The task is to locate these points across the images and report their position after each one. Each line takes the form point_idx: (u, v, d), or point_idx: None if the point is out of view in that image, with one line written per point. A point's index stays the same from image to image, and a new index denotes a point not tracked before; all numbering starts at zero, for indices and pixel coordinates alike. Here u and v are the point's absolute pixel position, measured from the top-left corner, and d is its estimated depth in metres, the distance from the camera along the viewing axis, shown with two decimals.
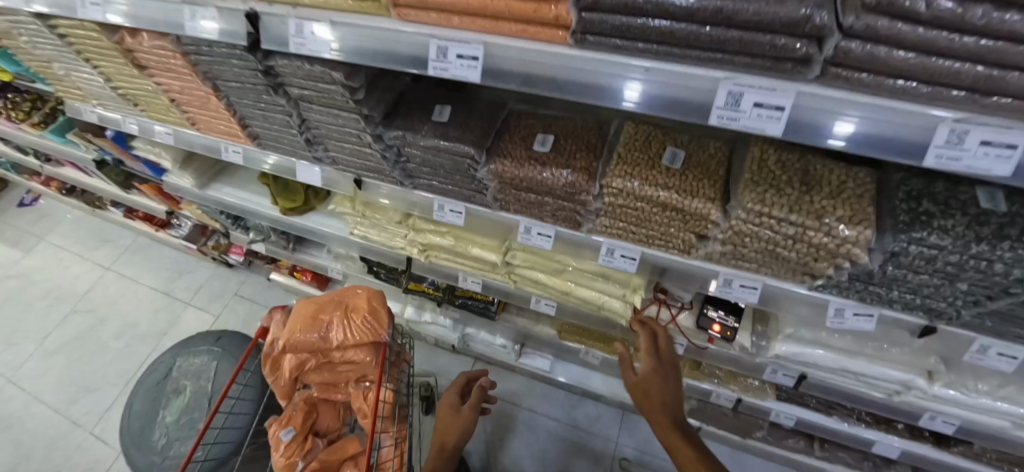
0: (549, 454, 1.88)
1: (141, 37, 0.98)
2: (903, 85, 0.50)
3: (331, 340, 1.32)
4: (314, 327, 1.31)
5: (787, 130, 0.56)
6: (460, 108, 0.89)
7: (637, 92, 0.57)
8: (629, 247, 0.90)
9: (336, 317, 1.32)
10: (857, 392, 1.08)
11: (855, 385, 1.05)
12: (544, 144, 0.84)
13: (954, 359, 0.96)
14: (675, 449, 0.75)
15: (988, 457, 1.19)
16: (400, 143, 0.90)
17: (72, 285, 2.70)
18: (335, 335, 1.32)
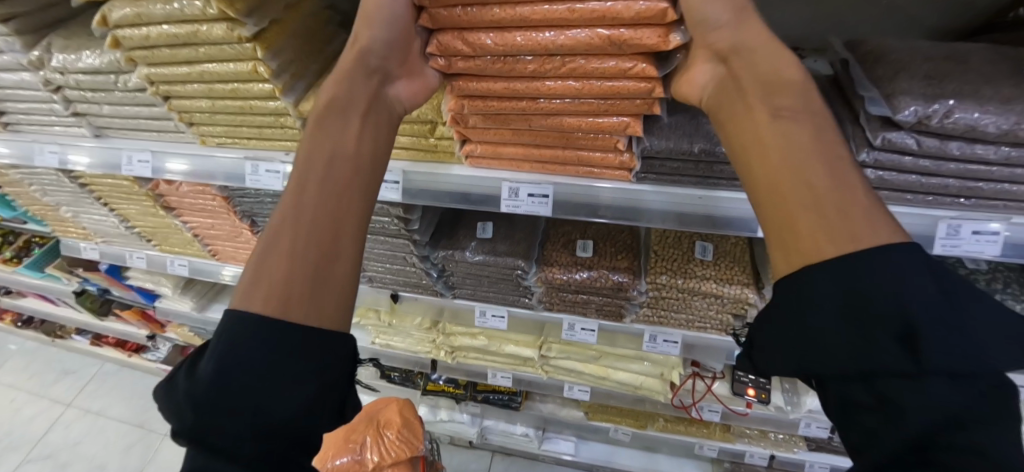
0: None
1: (179, 184, 1.02)
2: (907, 196, 0.62)
3: (363, 461, 1.30)
4: (345, 449, 1.31)
5: None
6: (501, 224, 0.98)
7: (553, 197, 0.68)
8: (670, 332, 0.98)
9: (366, 436, 1.33)
10: None
11: None
12: (585, 249, 0.93)
13: None
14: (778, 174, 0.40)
15: None
16: (446, 261, 0.96)
17: (23, 431, 2.40)
18: (367, 453, 1.31)
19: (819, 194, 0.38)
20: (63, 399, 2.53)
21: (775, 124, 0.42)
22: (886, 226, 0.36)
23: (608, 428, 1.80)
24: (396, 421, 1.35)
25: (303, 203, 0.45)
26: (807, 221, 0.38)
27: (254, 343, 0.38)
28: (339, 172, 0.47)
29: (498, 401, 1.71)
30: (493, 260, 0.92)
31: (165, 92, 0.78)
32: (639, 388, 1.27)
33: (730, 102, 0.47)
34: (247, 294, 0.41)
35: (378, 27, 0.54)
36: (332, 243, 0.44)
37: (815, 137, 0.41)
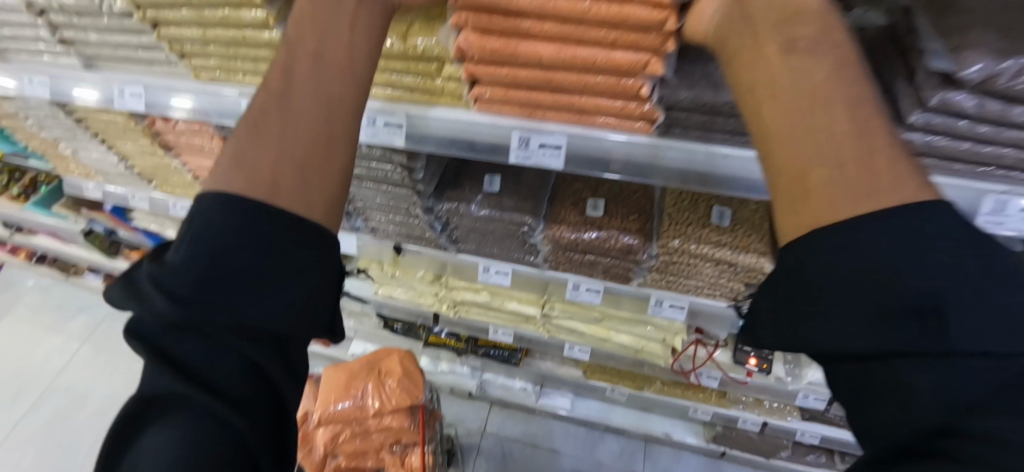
0: None
1: (176, 123, 0.98)
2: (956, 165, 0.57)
3: (364, 407, 1.36)
4: (346, 395, 1.37)
5: None
6: (509, 178, 0.93)
7: (565, 151, 0.65)
8: (677, 296, 0.99)
9: (367, 385, 1.37)
10: None
11: None
12: (596, 208, 0.89)
13: None
14: (794, 119, 0.36)
15: None
16: (450, 214, 0.93)
17: (44, 362, 2.49)
18: (367, 401, 1.36)
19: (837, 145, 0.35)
20: (79, 334, 2.60)
21: (790, 58, 0.38)
22: (913, 181, 0.33)
23: (606, 388, 1.84)
24: (394, 373, 1.37)
25: (288, 99, 0.43)
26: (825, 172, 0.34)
27: (236, 243, 0.36)
28: (331, 79, 0.45)
29: (498, 356, 1.75)
30: (499, 216, 0.89)
31: (154, 19, 0.72)
32: (641, 351, 1.26)
33: (739, 36, 0.42)
34: (221, 179, 0.39)
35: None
36: (322, 148, 0.42)
37: (838, 74, 0.37)
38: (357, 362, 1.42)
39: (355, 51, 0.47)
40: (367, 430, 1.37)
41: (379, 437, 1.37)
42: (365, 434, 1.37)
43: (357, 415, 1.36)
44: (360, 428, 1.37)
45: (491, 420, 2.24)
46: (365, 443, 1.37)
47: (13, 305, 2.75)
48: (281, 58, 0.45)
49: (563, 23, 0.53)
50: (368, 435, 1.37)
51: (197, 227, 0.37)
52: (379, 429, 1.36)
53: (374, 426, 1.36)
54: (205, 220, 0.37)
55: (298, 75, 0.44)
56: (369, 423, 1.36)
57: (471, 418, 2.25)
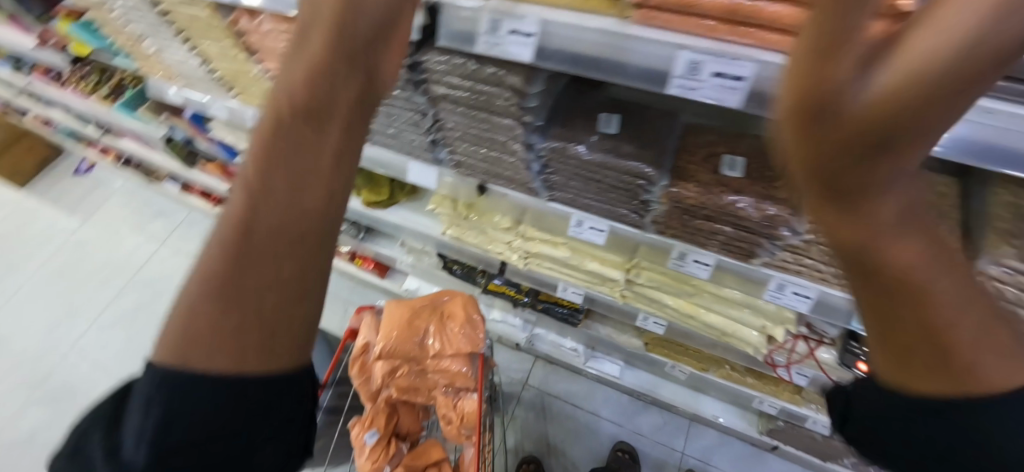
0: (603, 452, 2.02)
1: (262, 21, 0.89)
2: None
3: (425, 345, 1.34)
4: (408, 331, 1.33)
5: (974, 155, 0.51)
6: (631, 120, 0.79)
7: (747, 87, 0.50)
8: (805, 285, 0.83)
9: (430, 325, 1.34)
10: None
11: None
12: (733, 167, 0.74)
13: None
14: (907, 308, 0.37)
15: None
16: (554, 154, 0.80)
17: (127, 256, 2.67)
18: (429, 340, 1.34)
19: (878, 273, 0.36)
20: (157, 235, 2.75)
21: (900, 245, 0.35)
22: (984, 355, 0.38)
23: (666, 363, 1.73)
24: (459, 318, 1.33)
25: (256, 251, 0.38)
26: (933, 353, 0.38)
27: (179, 413, 0.36)
28: (302, 188, 0.40)
29: (559, 313, 1.66)
30: (614, 162, 0.75)
31: None
32: (729, 335, 1.13)
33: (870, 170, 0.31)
34: (164, 341, 0.37)
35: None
36: (295, 303, 0.40)
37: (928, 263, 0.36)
38: (423, 300, 1.38)
39: (336, 177, 0.42)
40: (426, 368, 1.35)
41: (436, 377, 1.35)
42: (423, 371, 1.35)
43: (417, 352, 1.34)
44: (419, 365, 1.35)
45: (534, 373, 2.21)
46: (422, 380, 1.36)
47: (102, 200, 2.93)
48: (246, 189, 0.39)
49: None
50: (425, 373, 1.35)
51: (153, 396, 0.36)
52: (438, 369, 1.33)
53: (433, 365, 1.33)
54: (156, 393, 0.36)
55: (258, 193, 0.39)
56: (428, 362, 1.34)
57: (514, 368, 2.23)
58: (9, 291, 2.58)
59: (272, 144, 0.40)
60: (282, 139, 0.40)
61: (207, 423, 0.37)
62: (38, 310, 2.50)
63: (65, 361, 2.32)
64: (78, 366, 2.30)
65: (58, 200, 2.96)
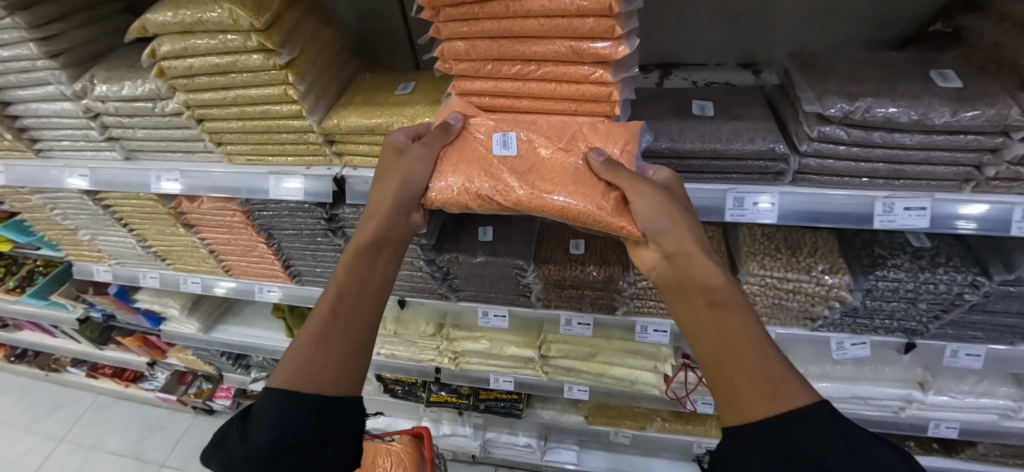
0: None
1: (199, 201, 1.10)
2: (864, 181, 0.74)
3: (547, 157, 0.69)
4: (562, 137, 0.69)
5: (714, 213, 0.77)
6: (500, 225, 1.09)
7: None
8: (660, 322, 1.10)
9: (574, 190, 0.66)
10: (873, 416, 1.39)
11: (868, 410, 1.36)
12: (578, 247, 1.05)
13: (937, 370, 1.29)
14: (724, 357, 0.53)
15: (992, 456, 1.46)
16: (450, 263, 1.05)
17: (15, 465, 2.38)
18: (545, 192, 0.66)
19: (708, 283, 0.57)
20: (57, 433, 2.51)
21: (718, 315, 0.55)
22: (796, 387, 0.49)
23: (609, 432, 1.82)
24: (625, 186, 0.64)
25: (366, 287, 0.66)
26: (749, 385, 0.50)
27: (271, 413, 0.56)
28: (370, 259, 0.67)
29: (500, 408, 1.76)
30: (494, 260, 1.02)
31: (200, 116, 0.88)
32: (635, 382, 1.35)
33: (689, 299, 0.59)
34: (294, 367, 0.59)
35: (421, 167, 0.68)
36: (366, 273, 0.66)
37: (742, 323, 0.54)
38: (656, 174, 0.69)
39: (402, 192, 0.68)
40: (496, 158, 0.69)
41: (485, 164, 0.69)
42: (486, 153, 0.69)
43: (524, 130, 0.70)
44: (501, 142, 0.70)
45: None
46: (447, 163, 0.70)
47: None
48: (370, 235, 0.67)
49: (534, 99, 0.70)
50: (454, 194, 0.68)
51: (265, 411, 0.57)
52: (489, 184, 0.68)
53: (631, 176, 0.64)
54: (269, 410, 0.56)
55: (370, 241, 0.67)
56: (515, 170, 0.68)
57: None
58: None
59: (355, 243, 0.67)
60: (374, 243, 0.67)
61: (296, 430, 0.56)
62: None
63: None
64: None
65: None
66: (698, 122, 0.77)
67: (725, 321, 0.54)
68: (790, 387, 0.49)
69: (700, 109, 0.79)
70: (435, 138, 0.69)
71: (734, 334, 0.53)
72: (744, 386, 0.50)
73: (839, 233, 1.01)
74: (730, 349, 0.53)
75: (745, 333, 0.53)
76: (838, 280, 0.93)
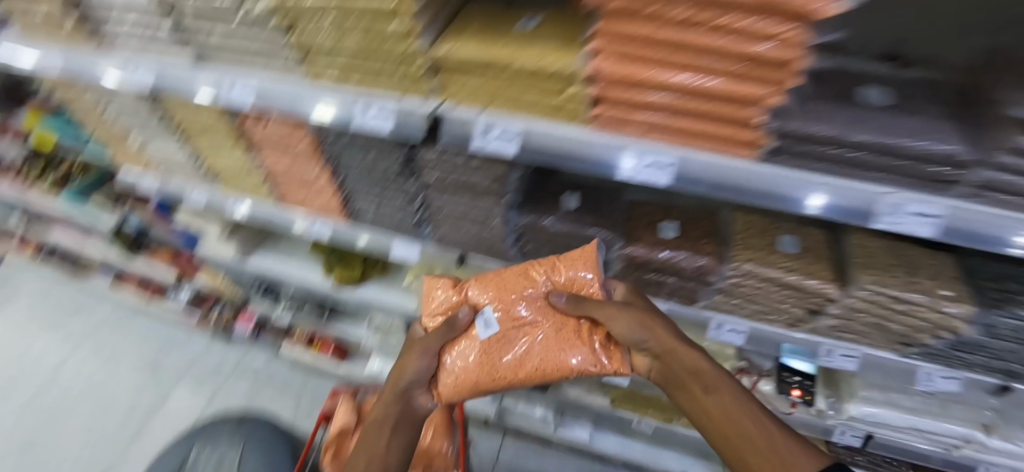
0: None
1: (267, 122, 1.02)
2: None
3: (519, 316, 0.91)
4: (519, 299, 0.92)
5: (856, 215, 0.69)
6: (591, 194, 1.01)
7: (670, 169, 0.71)
8: (737, 322, 1.05)
9: (567, 347, 0.88)
10: (923, 450, 1.32)
11: (922, 444, 1.29)
12: (671, 230, 0.96)
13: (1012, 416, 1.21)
14: (725, 439, 0.73)
15: None
16: (528, 227, 0.97)
17: (36, 361, 2.56)
18: (529, 357, 0.88)
19: (696, 371, 0.81)
20: (71, 340, 2.65)
21: (713, 398, 0.77)
22: (797, 452, 0.68)
23: (630, 418, 1.79)
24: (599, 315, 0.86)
25: (392, 436, 0.86)
26: (757, 457, 0.68)
27: None
28: (395, 409, 0.88)
29: None
30: (579, 232, 0.95)
31: (291, 22, 0.78)
32: None
33: (687, 394, 0.81)
34: None
35: (417, 365, 0.91)
36: (388, 432, 0.86)
37: (734, 401, 0.75)
38: (618, 292, 0.92)
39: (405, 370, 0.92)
40: (484, 336, 0.90)
41: (479, 345, 0.90)
42: (475, 338, 0.90)
43: (500, 310, 0.91)
44: (484, 322, 0.91)
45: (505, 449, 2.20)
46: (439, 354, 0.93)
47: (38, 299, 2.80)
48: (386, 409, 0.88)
49: (694, 53, 0.59)
50: (466, 367, 0.89)
51: None
52: (492, 351, 0.89)
53: (594, 306, 0.86)
54: None
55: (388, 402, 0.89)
56: (510, 336, 0.90)
57: (485, 446, 2.20)
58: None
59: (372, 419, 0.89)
60: (382, 420, 0.88)
61: None
62: None
63: None
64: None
65: None
66: (867, 110, 0.64)
67: (728, 404, 0.75)
68: (798, 457, 0.67)
69: (868, 96, 0.67)
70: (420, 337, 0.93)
71: (736, 410, 0.74)
72: (757, 460, 0.68)
73: (964, 260, 0.91)
74: (735, 434, 0.72)
75: (737, 414, 0.74)
76: (962, 311, 0.82)
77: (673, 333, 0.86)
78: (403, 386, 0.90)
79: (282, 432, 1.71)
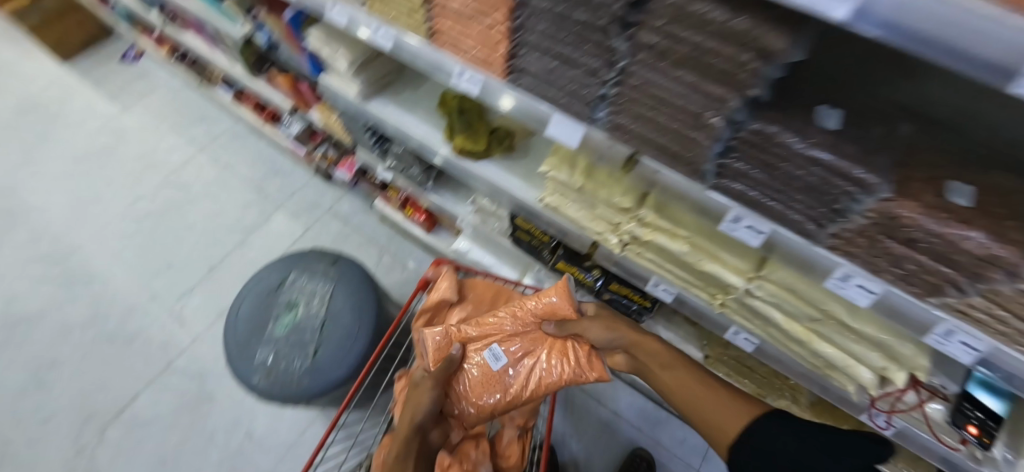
0: (614, 454, 2.04)
1: None
2: None
3: (519, 344, 1.37)
4: (517, 333, 1.38)
5: None
6: (854, 117, 0.73)
7: None
8: (977, 337, 0.74)
9: (558, 359, 1.33)
10: None
11: None
12: (964, 196, 0.63)
13: None
14: (691, 402, 1.16)
15: None
16: (755, 137, 0.72)
17: (167, 154, 2.80)
18: (533, 358, 1.36)
19: (663, 362, 1.22)
20: (198, 141, 2.84)
21: (677, 378, 1.19)
22: (745, 411, 1.12)
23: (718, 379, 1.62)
24: (581, 327, 1.30)
25: (420, 428, 1.27)
26: (728, 417, 1.11)
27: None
28: (419, 406, 1.27)
29: (624, 306, 1.57)
30: (832, 162, 0.67)
31: None
32: (830, 368, 1.12)
33: (658, 374, 1.22)
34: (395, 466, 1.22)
35: (427, 399, 1.28)
36: (416, 431, 1.25)
37: (703, 387, 1.16)
38: (588, 309, 1.34)
39: (421, 399, 1.27)
40: (496, 365, 1.35)
41: (490, 369, 1.35)
42: (489, 367, 1.36)
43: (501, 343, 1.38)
44: (493, 356, 1.36)
45: None
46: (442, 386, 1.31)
47: (175, 98, 3.02)
48: (410, 422, 1.26)
49: None
50: (481, 385, 1.35)
51: None
52: (499, 371, 1.36)
53: (574, 324, 1.30)
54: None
55: (411, 422, 1.26)
56: (508, 367, 1.36)
57: None
58: (81, 172, 2.78)
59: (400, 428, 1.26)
60: (404, 449, 1.23)
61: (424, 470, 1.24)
62: (82, 191, 2.71)
63: (91, 246, 2.53)
64: (126, 257, 2.50)
65: (107, 87, 3.12)
66: None
67: (693, 386, 1.17)
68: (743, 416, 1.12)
69: None
70: (428, 380, 1.30)
71: (703, 391, 1.16)
72: (721, 422, 1.12)
73: None
74: (694, 401, 1.16)
75: (708, 395, 1.15)
76: None
77: (646, 333, 1.27)
78: (419, 416, 1.26)
79: (369, 282, 1.70)
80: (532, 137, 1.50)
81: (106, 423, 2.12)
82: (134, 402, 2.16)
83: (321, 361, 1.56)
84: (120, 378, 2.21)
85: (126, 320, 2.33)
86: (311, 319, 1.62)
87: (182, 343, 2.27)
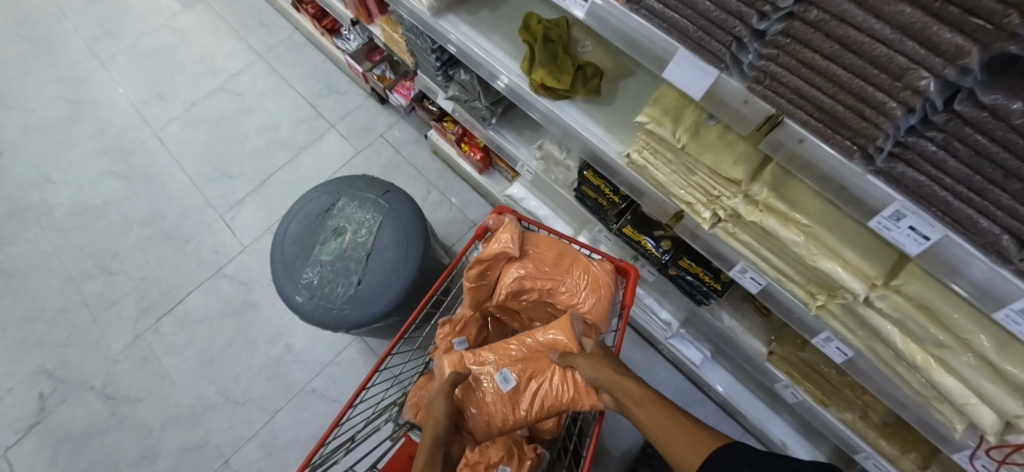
0: None
1: None
2: None
3: (528, 370, 1.21)
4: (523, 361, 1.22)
5: None
6: None
7: None
8: None
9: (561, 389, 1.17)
10: None
11: None
12: None
13: None
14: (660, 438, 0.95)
15: None
16: (976, 114, 0.52)
17: (225, 58, 2.72)
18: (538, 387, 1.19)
19: (632, 393, 1.03)
20: (256, 48, 2.73)
21: (642, 410, 0.99)
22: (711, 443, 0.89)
23: (777, 379, 1.48)
24: (579, 361, 1.13)
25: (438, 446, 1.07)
26: (693, 448, 0.89)
27: None
28: (434, 424, 1.09)
29: (690, 286, 1.39)
30: None
31: None
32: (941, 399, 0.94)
33: (630, 407, 1.03)
34: None
35: (438, 413, 1.10)
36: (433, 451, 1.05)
37: (666, 417, 0.96)
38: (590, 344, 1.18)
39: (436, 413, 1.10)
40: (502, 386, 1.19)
41: (497, 392, 1.20)
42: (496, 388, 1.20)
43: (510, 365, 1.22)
44: (502, 378, 1.20)
45: None
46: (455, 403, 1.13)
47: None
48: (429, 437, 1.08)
49: None
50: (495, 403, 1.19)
51: None
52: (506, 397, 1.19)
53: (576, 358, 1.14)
54: None
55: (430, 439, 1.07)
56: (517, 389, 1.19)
57: None
58: (142, 66, 2.75)
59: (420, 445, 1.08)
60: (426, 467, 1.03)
61: None
62: (143, 87, 2.69)
63: (149, 144, 2.53)
64: (183, 157, 2.50)
65: None
66: None
67: (663, 417, 0.96)
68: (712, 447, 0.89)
69: None
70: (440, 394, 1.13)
71: (667, 423, 0.95)
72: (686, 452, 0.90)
73: None
74: (662, 435, 0.95)
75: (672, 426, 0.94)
76: None
77: (612, 366, 1.10)
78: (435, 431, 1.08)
79: (420, 218, 1.62)
80: (623, 81, 1.30)
81: (159, 318, 2.20)
82: (184, 302, 2.23)
83: (364, 291, 1.51)
84: (171, 278, 2.27)
85: (179, 221, 2.37)
86: (359, 248, 1.55)
87: (231, 251, 2.30)
